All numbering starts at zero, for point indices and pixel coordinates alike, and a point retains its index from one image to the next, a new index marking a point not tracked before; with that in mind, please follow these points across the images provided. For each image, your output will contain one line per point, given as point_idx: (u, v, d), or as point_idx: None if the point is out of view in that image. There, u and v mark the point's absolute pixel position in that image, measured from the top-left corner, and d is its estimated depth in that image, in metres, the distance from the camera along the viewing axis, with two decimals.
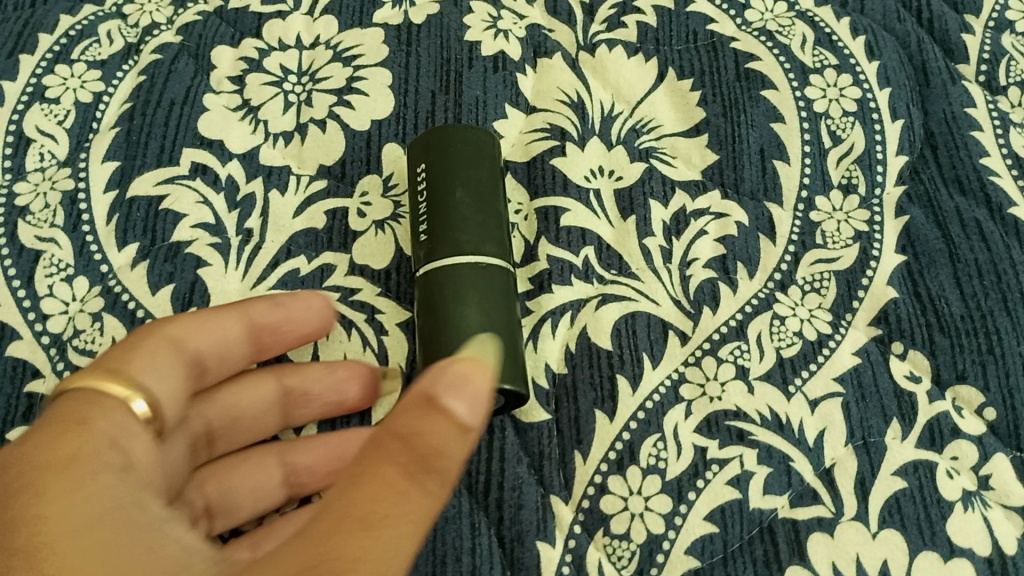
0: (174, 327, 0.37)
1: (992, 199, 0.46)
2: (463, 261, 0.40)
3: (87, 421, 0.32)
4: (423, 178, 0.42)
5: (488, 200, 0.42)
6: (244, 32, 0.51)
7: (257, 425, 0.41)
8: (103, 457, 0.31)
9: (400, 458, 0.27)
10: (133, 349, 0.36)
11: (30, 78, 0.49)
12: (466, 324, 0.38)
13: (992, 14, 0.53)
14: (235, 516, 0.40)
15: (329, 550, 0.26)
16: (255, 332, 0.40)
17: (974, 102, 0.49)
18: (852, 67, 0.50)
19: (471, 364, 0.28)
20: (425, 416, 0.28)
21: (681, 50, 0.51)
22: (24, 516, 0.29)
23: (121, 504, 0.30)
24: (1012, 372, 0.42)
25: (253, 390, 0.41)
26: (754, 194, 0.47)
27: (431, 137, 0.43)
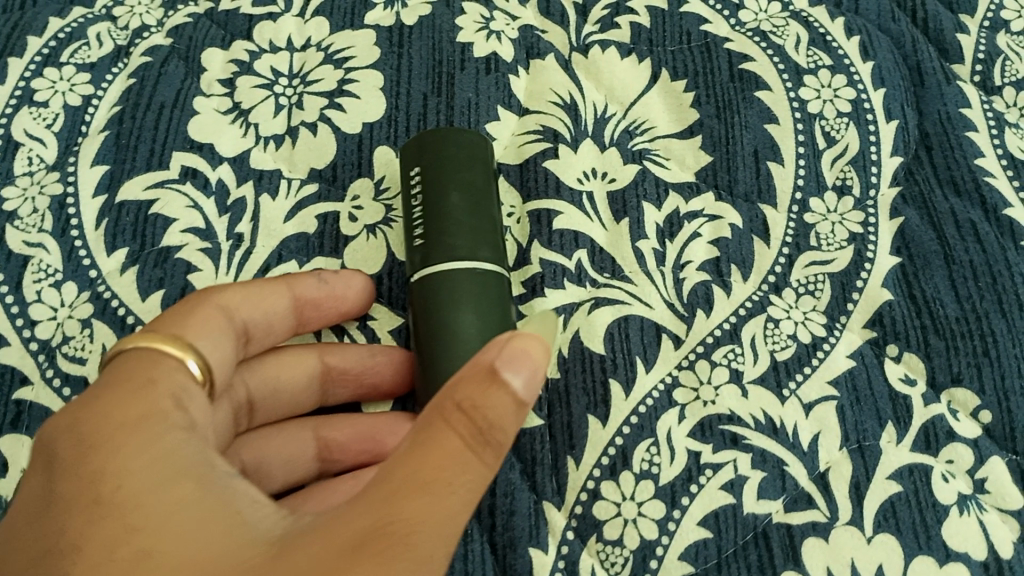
0: (224, 296, 0.39)
1: (986, 200, 0.46)
2: (459, 264, 0.39)
3: (151, 382, 0.34)
4: (418, 181, 0.42)
5: (482, 203, 0.42)
6: (234, 34, 0.51)
7: (298, 397, 0.43)
8: (170, 415, 0.33)
9: (462, 427, 0.30)
10: (188, 315, 0.37)
11: (19, 81, 0.48)
12: (463, 328, 0.38)
13: (988, 13, 0.52)
14: (269, 482, 0.42)
15: (398, 507, 0.29)
16: (299, 306, 0.41)
17: (968, 102, 0.49)
18: (846, 68, 0.50)
19: (530, 340, 0.31)
20: (484, 389, 0.30)
21: (675, 51, 0.51)
22: (110, 469, 0.31)
23: (190, 457, 0.32)
24: (1008, 375, 0.41)
25: (295, 363, 0.42)
26: (748, 196, 0.47)
27: (424, 140, 0.43)
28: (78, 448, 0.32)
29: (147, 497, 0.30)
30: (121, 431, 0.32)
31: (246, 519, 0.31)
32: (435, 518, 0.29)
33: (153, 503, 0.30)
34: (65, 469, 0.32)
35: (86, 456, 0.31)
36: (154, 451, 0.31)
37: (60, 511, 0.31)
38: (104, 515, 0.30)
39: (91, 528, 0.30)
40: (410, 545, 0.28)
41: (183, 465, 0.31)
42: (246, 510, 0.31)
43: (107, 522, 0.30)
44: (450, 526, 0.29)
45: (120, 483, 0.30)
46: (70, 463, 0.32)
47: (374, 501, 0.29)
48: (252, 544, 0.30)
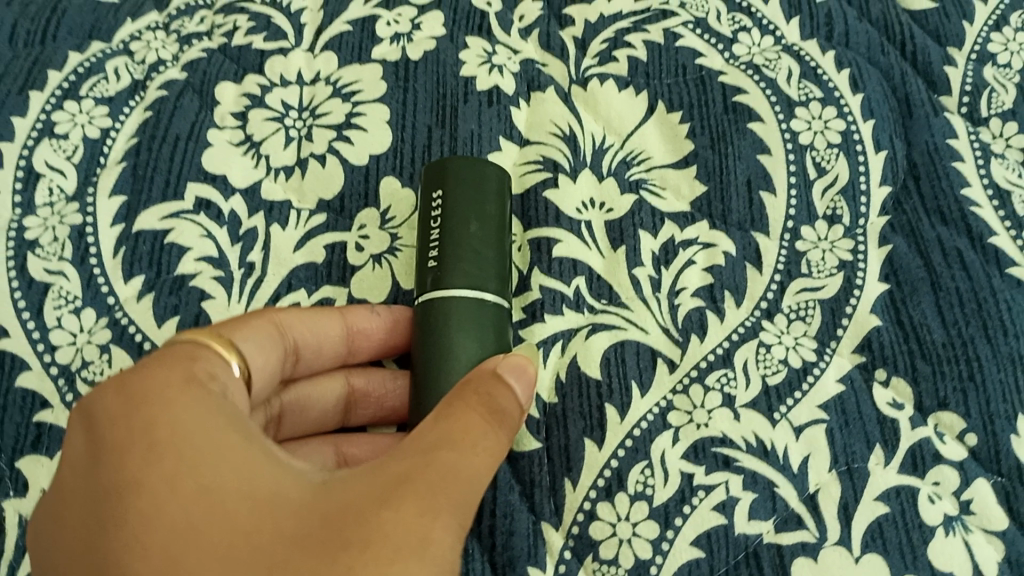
0: (285, 315, 0.41)
1: (972, 228, 0.47)
2: (464, 291, 0.41)
3: (197, 356, 0.36)
4: (439, 205, 0.43)
5: (494, 235, 0.43)
6: (246, 68, 0.53)
7: (320, 420, 0.45)
8: (208, 380, 0.35)
9: (481, 407, 0.35)
10: (244, 322, 0.40)
11: (39, 114, 0.50)
12: (461, 355, 0.40)
13: (974, 47, 0.54)
14: None
15: (438, 457, 0.32)
16: (352, 337, 0.44)
17: (955, 133, 0.51)
18: (836, 100, 0.52)
19: (521, 357, 0.38)
20: (496, 388, 0.36)
21: (671, 83, 0.53)
22: (158, 418, 0.32)
23: (235, 412, 0.34)
24: (992, 399, 0.43)
25: (326, 384, 0.45)
26: (741, 225, 0.48)
27: (453, 164, 0.44)
28: (122, 406, 0.33)
29: (194, 440, 0.32)
30: (166, 389, 0.34)
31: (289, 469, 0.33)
32: (468, 471, 0.32)
33: (205, 445, 0.32)
34: (109, 420, 0.33)
35: (131, 408, 0.33)
36: (199, 405, 0.33)
37: (114, 461, 0.32)
38: (155, 457, 0.31)
39: (145, 467, 0.31)
40: (451, 487, 0.31)
41: (226, 416, 0.34)
42: (286, 461, 0.34)
43: (159, 467, 0.31)
44: (484, 478, 0.33)
45: (166, 433, 0.32)
46: (114, 416, 0.33)
47: (412, 451, 0.32)
48: (299, 485, 0.32)
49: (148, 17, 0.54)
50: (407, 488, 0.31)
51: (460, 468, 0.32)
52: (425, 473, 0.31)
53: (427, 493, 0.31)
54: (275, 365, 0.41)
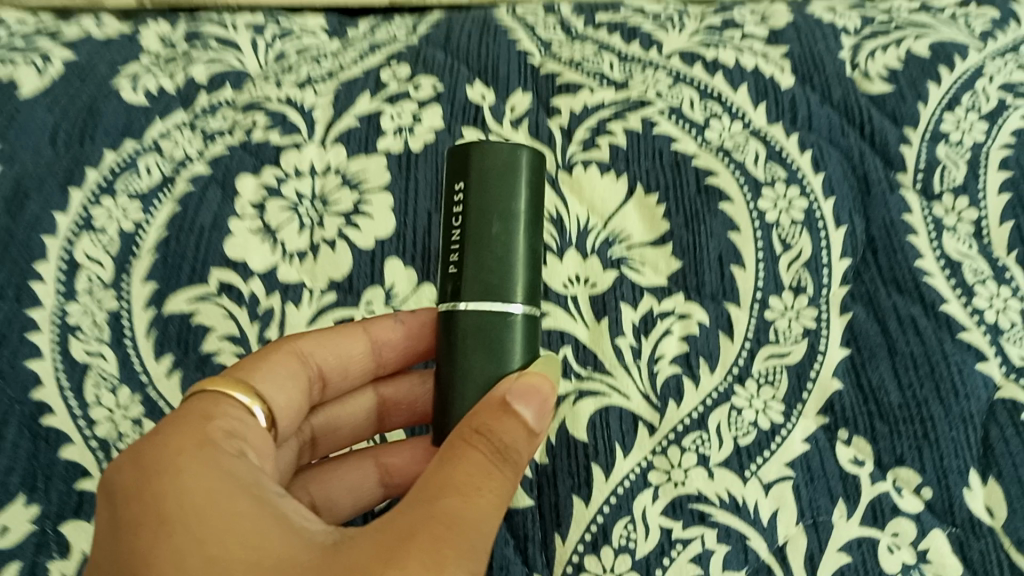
0: (303, 343, 0.50)
1: (925, 297, 0.52)
2: (484, 308, 0.43)
3: (213, 423, 0.42)
4: (461, 201, 0.44)
5: (521, 236, 0.44)
6: (264, 161, 0.58)
7: (355, 429, 0.56)
8: (224, 449, 0.40)
9: (483, 450, 0.38)
10: (266, 357, 0.48)
11: (80, 210, 0.56)
12: (478, 372, 0.43)
13: (928, 126, 0.59)
14: (335, 510, 0.51)
15: (439, 508, 0.36)
16: (375, 348, 0.52)
17: (909, 208, 0.55)
18: (799, 180, 0.56)
19: (538, 379, 0.41)
20: (498, 421, 0.39)
21: (649, 166, 0.58)
22: (173, 493, 0.37)
23: (247, 479, 0.39)
24: (945, 455, 0.47)
25: (357, 397, 0.55)
26: (714, 296, 0.53)
27: (478, 158, 0.44)
28: (141, 481, 0.38)
29: (212, 510, 0.36)
30: (182, 459, 0.38)
31: (300, 532, 0.37)
32: (468, 519, 0.36)
33: (222, 512, 0.37)
34: (133, 497, 0.38)
35: (153, 482, 0.38)
36: (213, 474, 0.38)
37: (138, 533, 0.36)
38: (175, 532, 0.36)
39: (165, 540, 0.36)
40: (450, 537, 0.35)
41: (240, 487, 0.38)
42: (299, 526, 0.38)
43: (177, 538, 0.36)
44: (488, 523, 0.37)
45: (181, 506, 0.37)
46: (134, 493, 0.38)
47: (415, 508, 0.37)
48: (310, 548, 0.36)
49: (176, 117, 0.60)
50: (408, 543, 0.35)
51: (460, 518, 0.36)
52: (425, 527, 0.35)
53: (426, 545, 0.34)
54: (300, 387, 0.49)
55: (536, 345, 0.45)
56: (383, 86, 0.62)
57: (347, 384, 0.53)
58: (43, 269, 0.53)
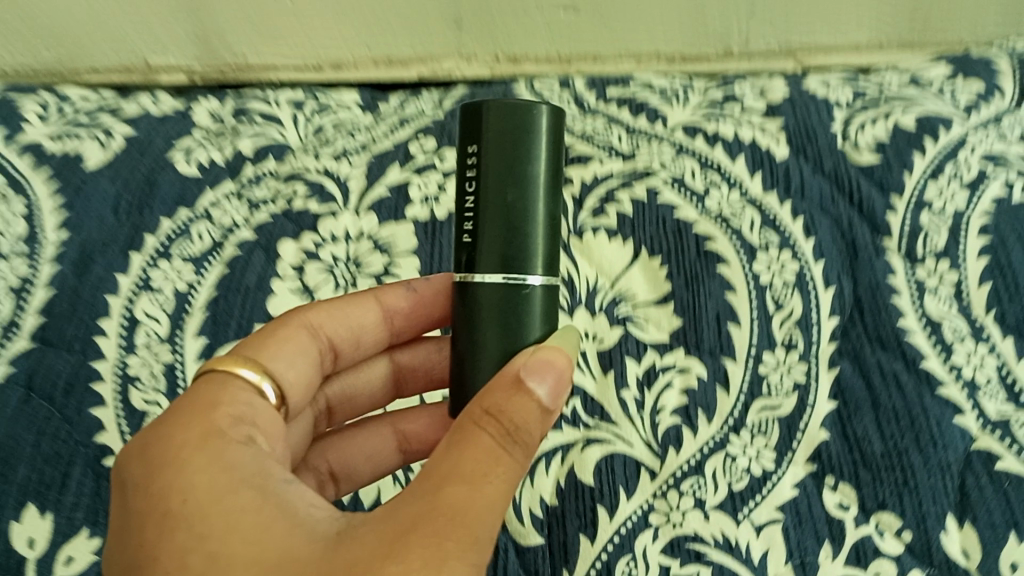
0: (318, 317, 0.55)
1: (907, 353, 0.56)
2: (502, 279, 0.43)
3: (220, 409, 0.43)
4: (474, 165, 0.43)
5: (540, 197, 0.43)
6: (303, 227, 0.64)
7: (369, 396, 0.63)
8: (230, 437, 0.41)
9: (493, 433, 0.39)
10: (275, 337, 0.51)
11: (140, 272, 0.62)
12: (493, 345, 0.43)
13: (913, 194, 0.64)
14: (357, 476, 0.60)
15: (443, 498, 0.36)
16: (387, 317, 0.58)
17: (894, 271, 0.60)
18: (791, 244, 0.61)
19: (553, 356, 0.41)
20: (509, 403, 0.39)
21: (653, 232, 0.63)
22: (174, 489, 0.38)
23: (249, 469, 0.40)
24: (924, 501, 0.51)
25: (373, 364, 0.62)
26: (712, 351, 0.57)
27: (489, 114, 0.42)
28: (148, 476, 0.40)
29: (212, 504, 0.38)
30: (183, 452, 0.40)
31: (305, 523, 0.38)
32: (472, 508, 0.36)
33: (223, 506, 0.38)
34: (142, 492, 0.39)
35: (156, 478, 0.39)
36: (215, 467, 0.39)
37: (145, 528, 0.38)
38: (178, 527, 0.37)
39: (169, 536, 0.37)
40: (453, 527, 0.35)
41: (244, 480, 0.39)
42: (305, 514, 0.38)
43: (178, 533, 0.37)
44: (494, 509, 0.37)
45: (179, 502, 0.38)
46: (141, 488, 0.39)
47: (419, 500, 0.37)
48: (313, 539, 0.37)
49: (223, 186, 0.67)
50: (410, 539, 0.35)
51: (464, 510, 0.36)
52: (426, 522, 0.35)
53: (429, 541, 0.35)
54: (315, 356, 0.54)
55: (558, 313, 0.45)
56: (411, 158, 0.68)
57: (362, 354, 0.59)
58: (107, 326, 0.60)
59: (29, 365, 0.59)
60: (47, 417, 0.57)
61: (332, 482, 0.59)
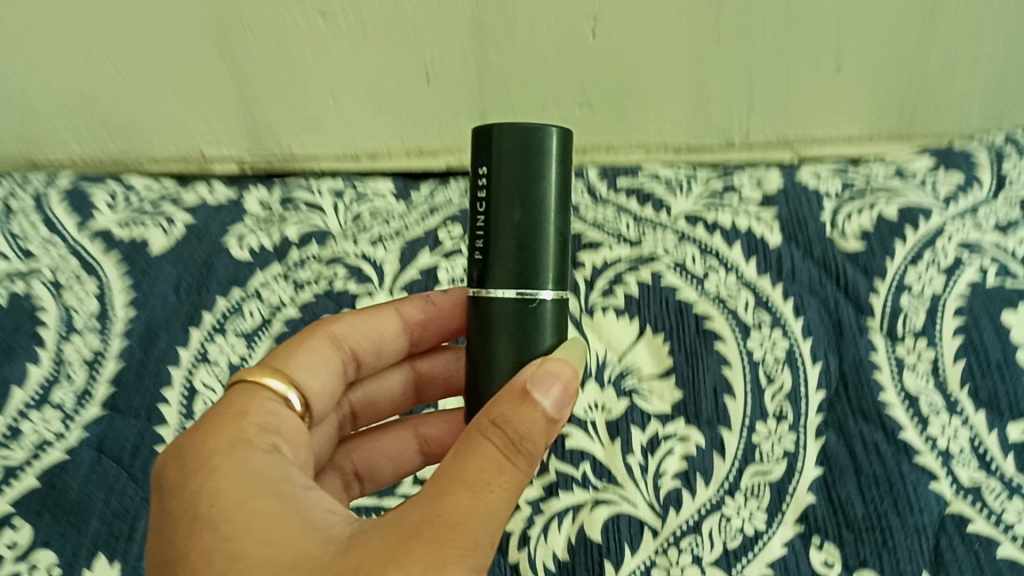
0: (337, 329, 0.61)
1: (887, 425, 0.62)
2: (515, 295, 0.47)
3: (248, 419, 0.49)
4: (485, 186, 0.48)
5: (549, 215, 0.47)
6: (342, 305, 0.73)
7: (391, 403, 0.70)
8: (256, 448, 0.46)
9: (497, 443, 0.42)
10: (295, 354, 0.58)
11: (198, 346, 0.70)
12: (503, 356, 0.48)
13: (895, 278, 0.70)
14: (379, 477, 0.68)
15: (446, 504, 0.39)
16: (406, 329, 0.65)
17: (876, 349, 0.66)
18: (782, 323, 0.68)
19: (556, 369, 0.44)
20: (513, 414, 0.42)
21: (657, 311, 0.70)
22: (204, 494, 0.43)
23: (273, 480, 0.44)
24: (902, 560, 0.57)
25: (395, 373, 0.69)
26: (710, 421, 0.64)
27: (500, 140, 0.47)
28: (182, 484, 0.45)
29: (236, 508, 0.42)
30: (215, 460, 0.45)
31: (321, 528, 0.41)
32: (473, 514, 0.39)
33: (245, 509, 0.42)
34: (176, 497, 0.44)
35: (189, 483, 0.44)
36: (242, 476, 0.44)
37: (177, 528, 0.42)
38: (204, 528, 0.41)
39: (196, 535, 0.41)
40: (454, 531, 0.38)
41: (267, 489, 0.43)
42: (322, 521, 0.42)
43: (204, 533, 0.41)
44: (495, 518, 0.40)
45: (207, 506, 0.42)
46: (175, 493, 0.44)
47: (427, 502, 0.40)
48: (326, 542, 0.40)
49: (272, 268, 0.75)
50: (414, 541, 0.37)
51: (467, 515, 0.39)
52: (430, 524, 0.38)
53: (430, 544, 0.37)
54: (336, 363, 0.60)
55: (566, 324, 0.50)
56: (439, 244, 0.76)
57: (383, 364, 0.66)
58: (169, 395, 0.68)
59: (100, 428, 0.67)
60: (116, 477, 0.65)
61: (353, 484, 0.67)
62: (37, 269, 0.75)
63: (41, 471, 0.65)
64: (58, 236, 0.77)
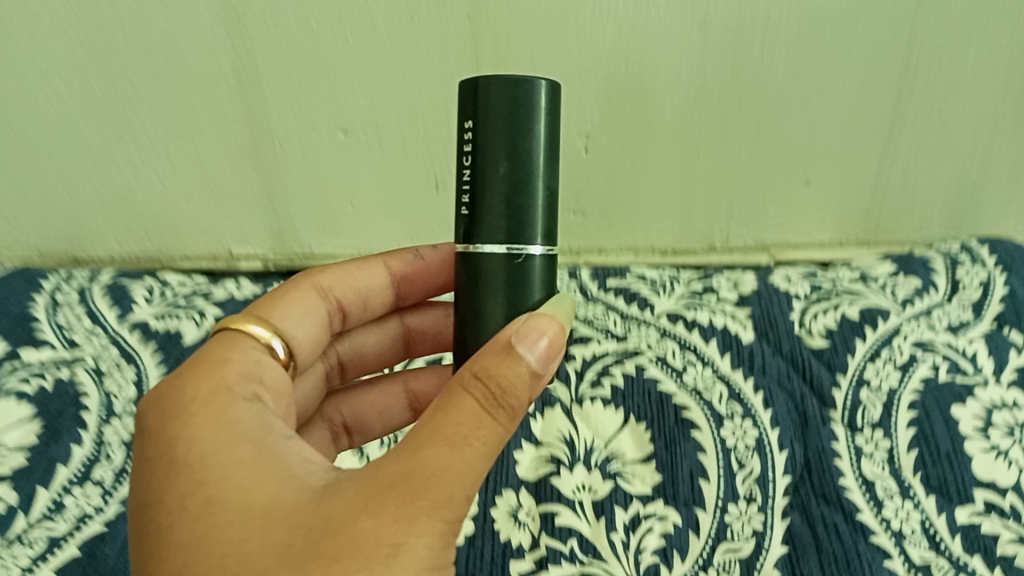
0: (324, 279, 0.66)
1: (845, 507, 0.69)
2: (505, 250, 0.50)
3: (229, 367, 0.50)
4: (471, 141, 0.50)
5: (537, 169, 0.50)
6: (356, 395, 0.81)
7: (379, 354, 0.78)
8: (239, 394, 0.48)
9: (478, 398, 0.44)
10: (283, 301, 0.61)
11: None
12: (495, 308, 0.51)
13: (855, 373, 0.78)
14: (366, 429, 0.76)
15: (423, 459, 0.42)
16: (393, 282, 0.71)
17: (837, 438, 0.73)
18: (752, 413, 0.75)
19: (538, 329, 0.47)
20: (496, 370, 0.45)
21: (640, 401, 0.77)
22: (184, 439, 0.45)
23: (255, 426, 0.46)
24: None
25: (386, 326, 0.77)
26: (687, 503, 0.70)
27: (486, 93, 0.49)
28: (161, 428, 0.46)
29: (218, 456, 0.44)
30: (194, 405, 0.47)
31: (301, 478, 0.44)
32: (449, 468, 0.41)
33: (227, 459, 0.44)
34: (156, 439, 0.46)
35: (167, 427, 0.46)
36: (223, 423, 0.46)
37: (158, 470, 0.44)
38: (185, 473, 0.44)
39: (178, 480, 0.43)
40: (429, 485, 0.41)
41: (250, 434, 0.46)
42: (303, 471, 0.44)
43: (185, 479, 0.43)
44: (470, 471, 0.42)
45: (185, 451, 0.44)
46: (154, 437, 0.46)
47: (402, 456, 0.42)
48: (307, 494, 0.43)
49: None
50: (390, 494, 0.41)
51: (444, 468, 0.41)
52: (405, 478, 0.41)
53: (406, 500, 0.40)
54: (321, 310, 0.64)
55: (554, 279, 0.53)
56: None
57: (369, 316, 0.71)
58: None
59: None
60: None
61: (342, 434, 0.75)
62: (80, 357, 0.83)
63: (81, 541, 0.70)
64: (101, 330, 0.87)
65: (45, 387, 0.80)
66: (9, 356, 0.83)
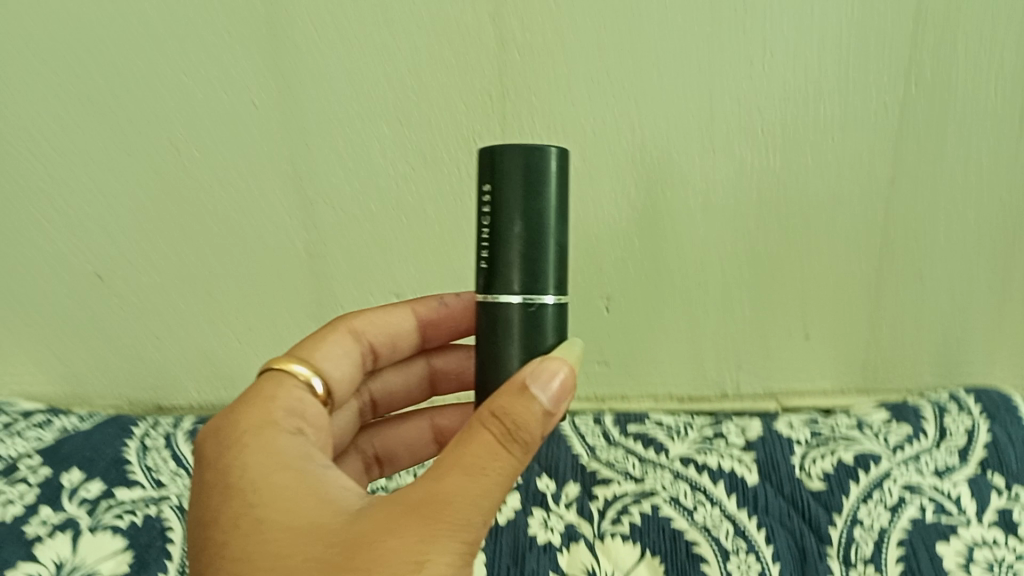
0: (359, 323, 0.79)
1: None
2: (523, 300, 0.61)
3: (277, 404, 0.62)
4: (489, 204, 0.61)
5: (548, 228, 0.61)
6: None
7: (407, 393, 0.91)
8: (285, 435, 0.58)
9: (494, 434, 0.51)
10: (320, 346, 0.74)
11: None
12: (513, 350, 0.61)
13: (850, 513, 0.87)
14: (396, 461, 0.92)
15: (443, 487, 0.49)
16: (420, 326, 0.84)
17: (833, 571, 0.83)
18: (755, 548, 0.85)
19: (553, 371, 0.53)
20: (512, 407, 0.51)
21: (656, 537, 0.86)
22: (239, 470, 0.55)
23: (298, 461, 0.56)
24: None
25: (414, 365, 0.90)
26: None
27: (500, 163, 0.60)
28: (221, 465, 0.56)
29: (267, 484, 0.53)
30: (249, 444, 0.57)
31: (338, 503, 0.52)
32: (467, 495, 0.49)
33: (274, 487, 0.53)
34: (217, 471, 0.56)
35: (227, 460, 0.56)
36: (272, 458, 0.56)
37: (217, 497, 0.55)
38: (238, 498, 0.53)
39: (232, 503, 0.53)
40: (449, 510, 0.48)
41: (295, 466, 0.55)
42: (340, 498, 0.53)
43: (238, 503, 0.53)
44: (486, 496, 0.50)
45: (237, 480, 0.55)
46: (215, 469, 0.56)
47: (425, 484, 0.50)
48: (341, 517, 0.51)
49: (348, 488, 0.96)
50: (415, 515, 0.48)
51: (460, 494, 0.49)
52: (427, 504, 0.49)
53: (426, 521, 0.48)
54: (356, 351, 0.77)
55: (564, 325, 0.64)
56: None
57: (399, 356, 0.84)
58: None
59: None
60: None
61: (374, 465, 0.90)
62: (167, 496, 0.96)
63: None
64: (184, 473, 1.01)
65: (136, 522, 0.92)
66: (105, 495, 0.96)
